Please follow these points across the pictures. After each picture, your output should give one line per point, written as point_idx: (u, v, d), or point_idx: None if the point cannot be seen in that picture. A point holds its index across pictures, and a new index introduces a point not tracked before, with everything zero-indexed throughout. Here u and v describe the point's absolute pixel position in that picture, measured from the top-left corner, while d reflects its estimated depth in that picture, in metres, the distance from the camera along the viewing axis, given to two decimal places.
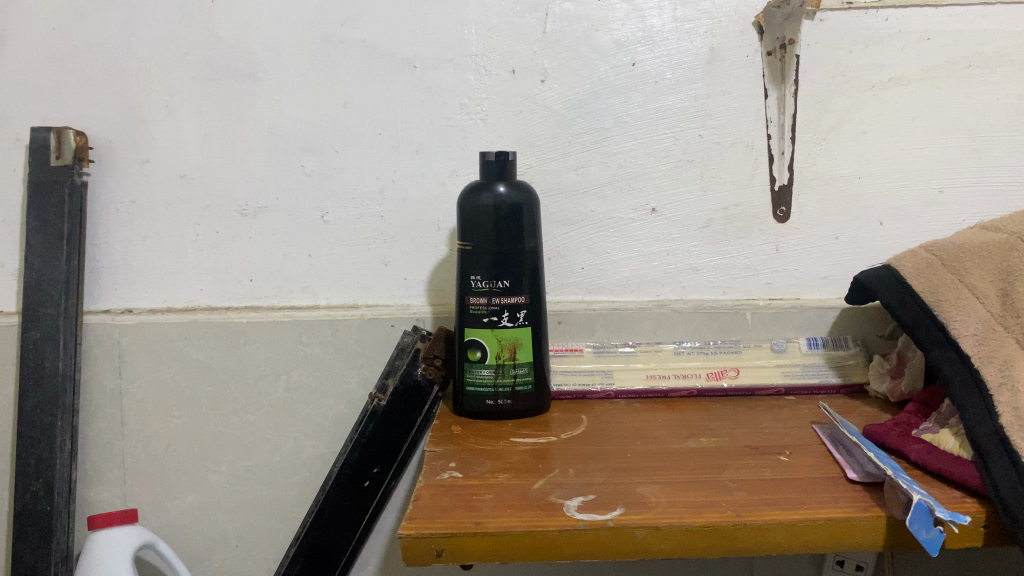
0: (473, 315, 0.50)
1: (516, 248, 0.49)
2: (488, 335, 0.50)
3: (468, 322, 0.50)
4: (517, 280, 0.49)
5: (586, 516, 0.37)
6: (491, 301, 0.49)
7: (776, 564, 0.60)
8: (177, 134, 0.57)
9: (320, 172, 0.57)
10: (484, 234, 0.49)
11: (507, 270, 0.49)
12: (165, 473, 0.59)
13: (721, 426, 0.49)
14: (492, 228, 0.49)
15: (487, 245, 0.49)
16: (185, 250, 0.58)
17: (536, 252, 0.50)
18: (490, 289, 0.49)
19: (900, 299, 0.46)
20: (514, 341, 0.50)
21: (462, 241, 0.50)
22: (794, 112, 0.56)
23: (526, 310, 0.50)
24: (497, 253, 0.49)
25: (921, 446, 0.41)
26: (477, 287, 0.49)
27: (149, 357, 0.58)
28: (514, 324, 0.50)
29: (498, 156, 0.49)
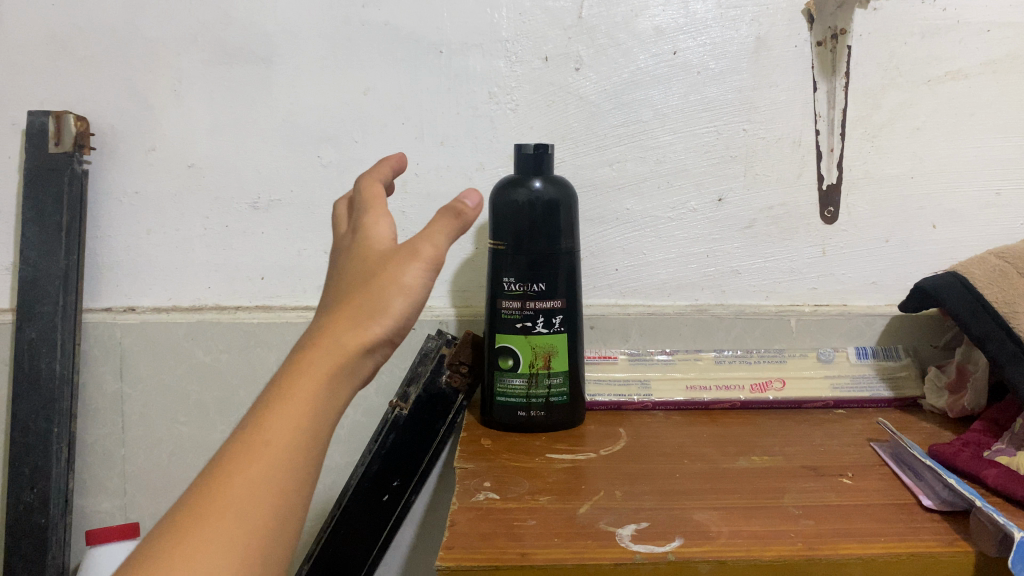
0: (504, 320, 0.46)
1: (552, 249, 0.45)
2: (520, 343, 0.46)
3: (500, 327, 0.46)
4: (552, 283, 0.46)
5: (643, 547, 0.34)
6: (525, 306, 0.46)
7: None
8: (187, 121, 0.53)
9: (338, 164, 0.53)
10: (517, 233, 0.45)
11: (542, 272, 0.45)
12: (169, 483, 0.55)
13: (771, 443, 0.46)
14: (526, 226, 0.45)
15: (520, 245, 0.45)
16: (193, 245, 0.54)
17: (573, 253, 0.47)
18: (524, 292, 0.46)
19: (970, 310, 0.42)
20: (549, 347, 0.46)
21: (494, 240, 0.46)
22: (845, 106, 0.53)
23: (562, 315, 0.46)
24: (531, 254, 0.45)
25: (999, 470, 0.38)
26: (510, 290, 0.46)
27: (153, 359, 0.54)
28: (549, 330, 0.46)
29: (535, 149, 0.45)
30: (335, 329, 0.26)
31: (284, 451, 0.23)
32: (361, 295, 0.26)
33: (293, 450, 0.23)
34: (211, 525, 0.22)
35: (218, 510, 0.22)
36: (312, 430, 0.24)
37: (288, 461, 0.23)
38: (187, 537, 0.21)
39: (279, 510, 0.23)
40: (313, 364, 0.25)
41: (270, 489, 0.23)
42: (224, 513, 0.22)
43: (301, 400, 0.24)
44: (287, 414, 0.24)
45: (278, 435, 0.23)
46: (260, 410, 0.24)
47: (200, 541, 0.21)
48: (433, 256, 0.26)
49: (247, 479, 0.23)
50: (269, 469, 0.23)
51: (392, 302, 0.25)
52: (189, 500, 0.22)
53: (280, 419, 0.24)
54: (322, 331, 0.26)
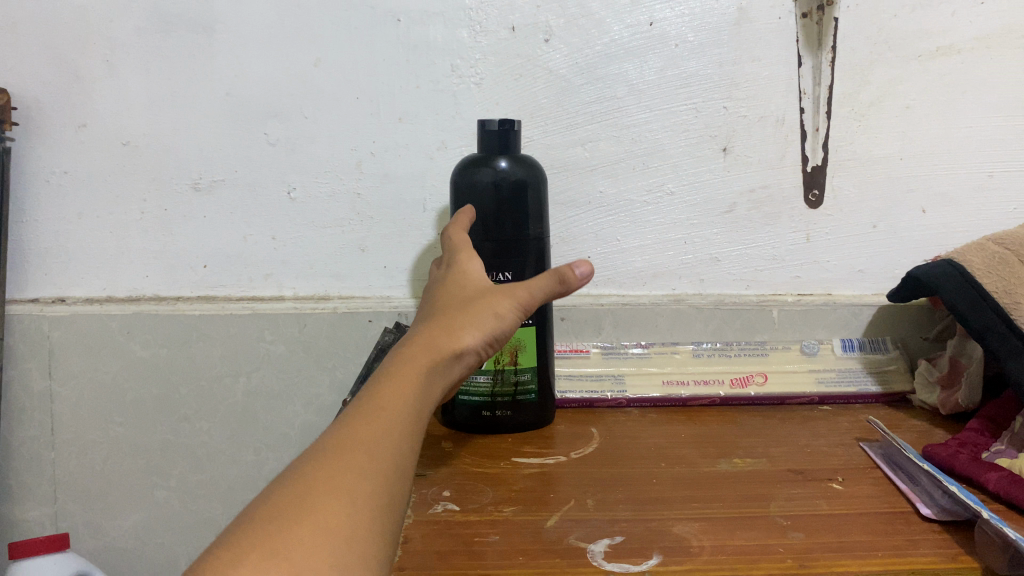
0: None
1: (519, 236, 0.42)
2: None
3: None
4: (519, 272, 0.42)
5: (617, 566, 0.30)
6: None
7: None
8: (120, 94, 0.48)
9: (287, 142, 0.49)
10: (481, 217, 0.41)
11: (508, 260, 0.42)
12: (105, 489, 0.51)
13: (753, 443, 0.42)
14: (490, 210, 0.41)
15: (484, 230, 0.41)
16: (128, 231, 0.49)
17: (542, 238, 0.43)
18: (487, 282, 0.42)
19: (969, 299, 0.39)
20: (515, 343, 0.43)
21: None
22: (831, 83, 0.49)
23: None
24: (497, 240, 0.41)
25: (1001, 474, 0.35)
26: None
27: (85, 355, 0.49)
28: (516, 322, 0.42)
29: (501, 125, 0.41)
30: (440, 329, 0.31)
31: (404, 408, 0.27)
32: (457, 316, 0.32)
33: (408, 410, 0.27)
34: (349, 459, 0.25)
35: (357, 446, 0.25)
36: (423, 402, 0.28)
37: (407, 420, 0.27)
38: (327, 466, 0.24)
39: (399, 456, 0.26)
40: (419, 355, 0.30)
41: (394, 440, 0.26)
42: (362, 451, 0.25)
43: (413, 376, 0.28)
44: (403, 385, 0.28)
45: (396, 399, 0.27)
46: (376, 384, 0.28)
47: (343, 469, 0.24)
48: (525, 301, 0.32)
49: (377, 430, 0.26)
50: (391, 423, 0.26)
51: (486, 313, 0.32)
52: (326, 444, 0.25)
53: (399, 388, 0.28)
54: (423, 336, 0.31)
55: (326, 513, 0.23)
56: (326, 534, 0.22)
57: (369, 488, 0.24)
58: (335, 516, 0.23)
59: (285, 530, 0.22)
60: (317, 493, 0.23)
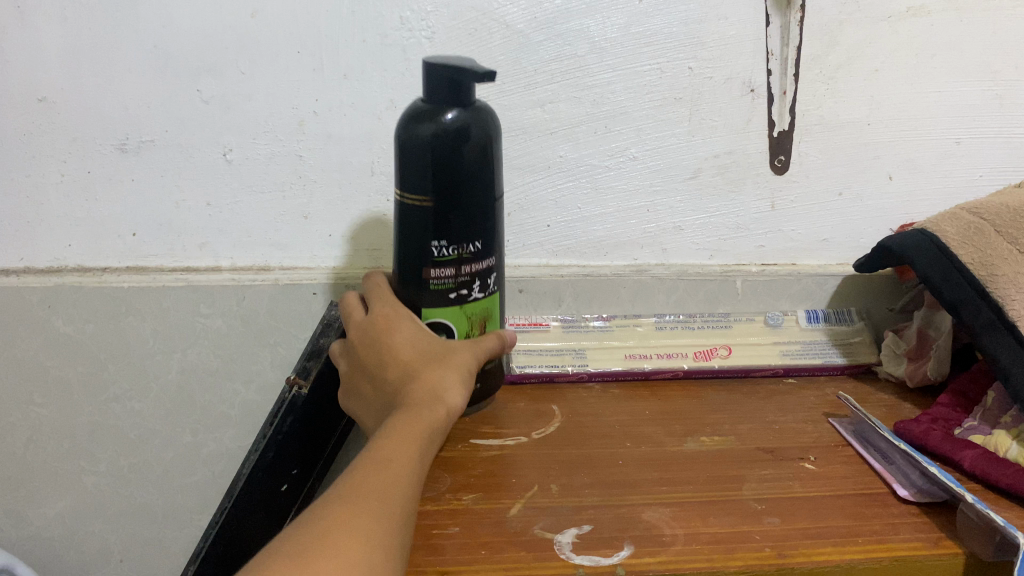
0: (436, 293, 0.38)
1: (488, 199, 0.37)
2: (457, 314, 0.39)
3: (427, 299, 0.38)
4: (486, 239, 0.38)
5: (587, 559, 0.28)
6: (461, 273, 0.38)
7: None
8: (33, 44, 0.43)
9: (221, 100, 0.45)
10: (447, 188, 0.35)
11: (478, 231, 0.37)
12: (28, 476, 0.48)
13: (720, 419, 0.41)
14: (459, 178, 0.35)
15: (453, 201, 0.36)
16: (47, 196, 0.45)
17: (498, 194, 0.39)
18: (457, 256, 0.37)
19: (941, 270, 0.38)
20: (483, 315, 0.40)
21: (410, 193, 0.36)
22: (800, 44, 0.47)
23: (495, 273, 0.39)
24: (467, 210, 0.36)
25: (977, 452, 0.34)
26: (440, 255, 0.37)
27: (2, 332, 0.46)
28: (482, 291, 0.39)
29: (465, 73, 0.34)
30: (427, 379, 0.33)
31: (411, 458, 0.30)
32: (429, 370, 0.34)
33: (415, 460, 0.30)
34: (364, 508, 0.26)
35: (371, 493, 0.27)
36: (418, 461, 0.30)
37: (406, 479, 0.29)
38: (345, 515, 0.26)
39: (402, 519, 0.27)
40: (412, 412, 0.32)
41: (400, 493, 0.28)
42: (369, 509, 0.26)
43: (409, 435, 0.30)
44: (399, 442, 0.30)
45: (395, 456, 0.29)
46: (376, 441, 0.30)
47: (346, 530, 0.25)
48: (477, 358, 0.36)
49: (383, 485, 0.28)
50: (396, 480, 0.28)
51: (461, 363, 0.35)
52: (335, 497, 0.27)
53: (402, 441, 0.30)
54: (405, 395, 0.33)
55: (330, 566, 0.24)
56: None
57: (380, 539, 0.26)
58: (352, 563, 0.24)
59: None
60: (315, 558, 0.24)
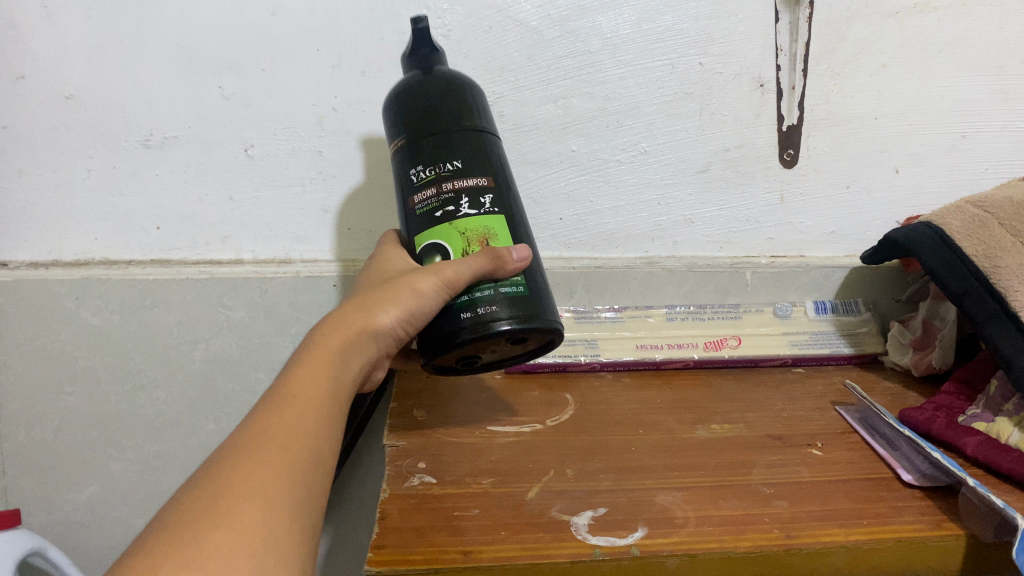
0: (423, 217, 0.35)
1: (460, 122, 0.36)
2: (452, 231, 0.34)
3: (418, 228, 0.35)
4: (469, 159, 0.35)
5: (602, 540, 0.29)
6: (442, 189, 0.34)
7: None
8: (60, 42, 0.44)
9: (243, 96, 0.46)
10: (415, 112, 0.36)
11: (449, 147, 0.35)
12: (55, 462, 0.49)
13: (729, 407, 0.42)
14: (424, 104, 0.36)
15: (418, 124, 0.36)
16: (74, 190, 0.46)
17: (489, 134, 0.37)
18: (436, 175, 0.35)
19: (945, 262, 0.39)
20: (484, 232, 0.34)
21: (394, 140, 0.37)
22: (808, 40, 0.48)
23: (494, 194, 0.35)
24: (435, 132, 0.35)
25: (979, 438, 0.35)
26: (418, 178, 0.35)
27: (29, 322, 0.47)
28: (482, 209, 0.34)
29: (417, 24, 0.38)
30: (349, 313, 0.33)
31: (314, 398, 0.29)
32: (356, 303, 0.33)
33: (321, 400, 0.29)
34: (263, 454, 0.26)
35: (271, 439, 0.27)
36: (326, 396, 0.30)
37: (307, 417, 0.28)
38: (245, 463, 0.25)
39: (306, 461, 0.27)
40: (324, 343, 0.31)
41: (299, 435, 0.27)
42: (275, 443, 0.27)
43: (319, 369, 0.30)
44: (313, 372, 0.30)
45: (304, 391, 0.29)
46: (286, 375, 0.30)
47: (247, 478, 0.25)
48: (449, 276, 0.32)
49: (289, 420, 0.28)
50: (295, 423, 0.28)
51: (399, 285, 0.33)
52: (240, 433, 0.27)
53: (307, 381, 0.30)
54: (325, 327, 0.32)
55: (241, 510, 0.24)
56: (241, 530, 0.23)
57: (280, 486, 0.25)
58: (252, 517, 0.24)
59: (206, 526, 0.23)
60: (218, 513, 0.24)
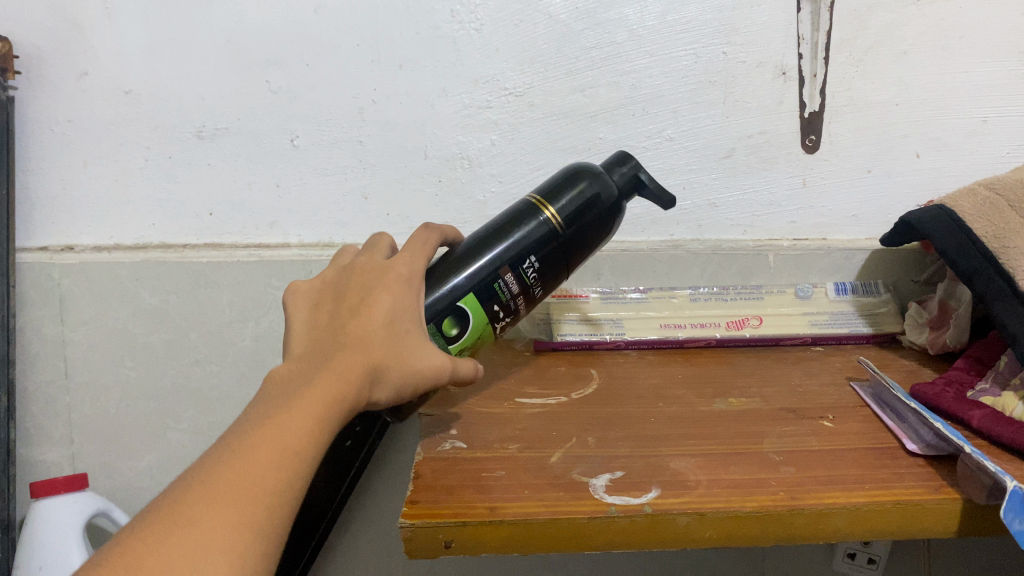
0: (490, 290, 0.37)
1: (574, 264, 0.39)
2: (481, 326, 0.37)
3: (480, 292, 0.36)
4: (541, 295, 0.39)
5: (617, 499, 0.32)
6: (515, 300, 0.37)
7: (788, 555, 0.57)
8: (121, 41, 0.48)
9: (288, 89, 0.49)
10: (580, 228, 0.38)
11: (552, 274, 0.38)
12: (119, 432, 0.53)
13: (748, 382, 0.44)
14: (586, 229, 0.38)
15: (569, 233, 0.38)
16: (132, 179, 0.50)
17: None
18: (529, 285, 0.38)
19: (956, 244, 0.41)
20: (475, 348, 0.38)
21: (548, 208, 0.38)
22: (829, 28, 0.49)
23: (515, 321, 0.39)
24: (565, 265, 0.39)
25: (984, 411, 0.36)
26: (524, 271, 0.37)
27: (95, 301, 0.51)
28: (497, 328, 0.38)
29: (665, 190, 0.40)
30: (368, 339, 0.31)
31: (313, 430, 0.27)
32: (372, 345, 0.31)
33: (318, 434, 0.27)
34: (248, 502, 0.24)
35: (258, 482, 0.25)
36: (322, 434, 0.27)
37: (303, 457, 0.26)
38: (226, 510, 0.24)
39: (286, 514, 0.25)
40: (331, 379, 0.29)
41: (290, 480, 0.26)
42: (250, 499, 0.24)
43: (329, 391, 0.28)
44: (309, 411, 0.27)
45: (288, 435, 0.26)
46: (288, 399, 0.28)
47: (227, 532, 0.23)
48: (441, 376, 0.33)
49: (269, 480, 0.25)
50: (288, 466, 0.26)
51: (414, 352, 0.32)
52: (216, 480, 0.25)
53: (306, 409, 0.27)
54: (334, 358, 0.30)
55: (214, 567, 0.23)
56: None
57: (255, 545, 0.24)
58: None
59: None
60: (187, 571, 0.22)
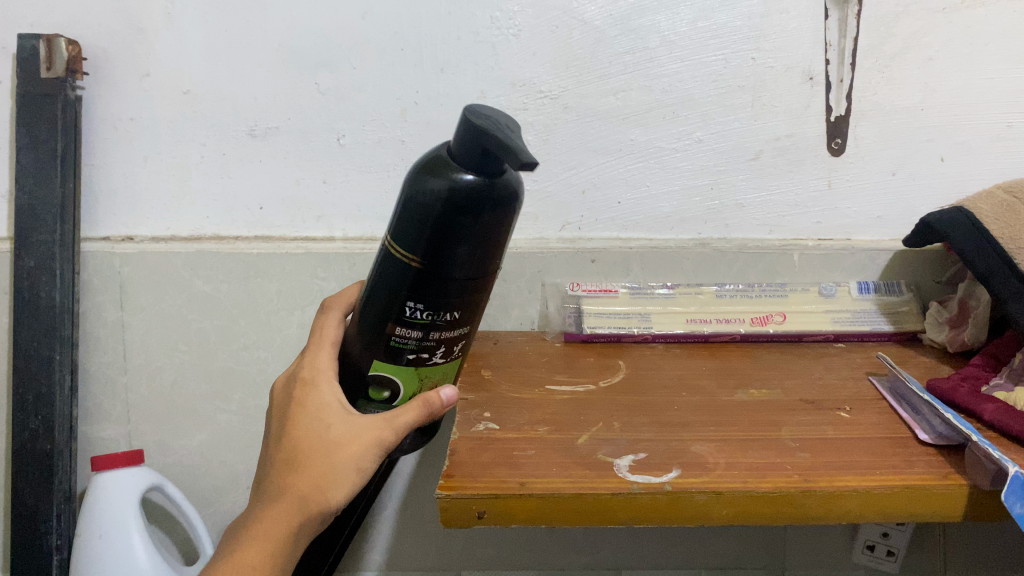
0: (393, 348, 0.34)
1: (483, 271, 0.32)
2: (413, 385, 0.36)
3: (386, 355, 0.34)
4: (431, 305, 0.32)
5: (640, 478, 0.34)
6: (428, 338, 0.33)
7: (810, 544, 0.58)
8: (180, 44, 0.51)
9: (336, 91, 0.52)
10: (466, 256, 0.30)
11: (461, 304, 0.32)
12: (172, 412, 0.56)
13: (769, 375, 0.46)
14: (477, 249, 0.30)
15: (456, 272, 0.31)
16: (189, 173, 0.53)
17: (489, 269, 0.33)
18: (432, 323, 0.33)
19: (974, 245, 0.42)
20: (438, 374, 0.36)
21: (403, 249, 0.31)
22: (857, 35, 0.51)
23: (466, 339, 0.35)
24: (437, 275, 0.31)
25: (996, 404, 0.38)
26: (416, 318, 0.33)
27: (152, 288, 0.54)
28: (441, 363, 0.35)
29: None
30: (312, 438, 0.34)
31: (276, 538, 0.32)
32: (300, 480, 0.33)
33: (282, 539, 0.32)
34: None
35: None
36: (285, 542, 0.32)
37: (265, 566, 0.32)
38: None
39: None
40: (268, 525, 0.32)
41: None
42: None
43: (284, 501, 0.33)
44: (254, 559, 0.32)
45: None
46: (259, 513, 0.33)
47: None
48: (392, 444, 0.34)
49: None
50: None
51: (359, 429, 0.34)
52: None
53: (270, 522, 0.32)
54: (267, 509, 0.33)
55: None
56: None
57: None
58: None
59: None
60: None
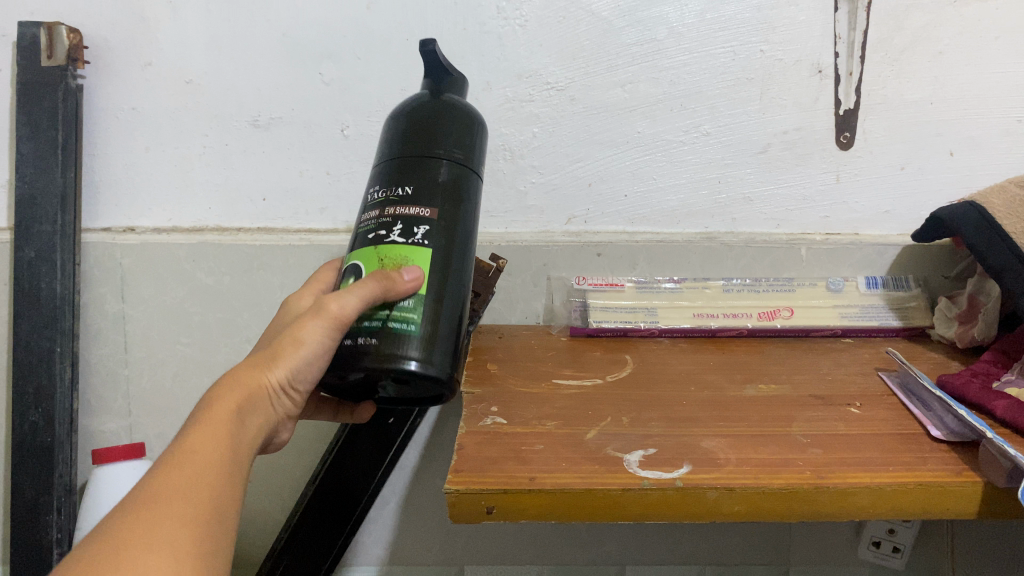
0: (362, 236, 0.36)
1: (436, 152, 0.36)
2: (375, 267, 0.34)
3: (357, 247, 0.36)
4: (392, 181, 0.36)
5: (650, 473, 0.33)
6: (385, 211, 0.35)
7: (816, 541, 0.58)
8: (183, 33, 0.50)
9: (340, 81, 0.51)
10: (420, 132, 0.37)
11: (413, 175, 0.36)
12: (174, 405, 0.56)
13: (778, 371, 0.46)
14: (428, 123, 0.37)
15: (407, 143, 0.37)
16: (191, 163, 0.52)
17: (453, 176, 0.36)
18: (387, 197, 0.36)
19: (986, 241, 0.42)
20: (401, 260, 0.34)
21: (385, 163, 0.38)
22: (867, 28, 0.51)
23: (430, 226, 0.35)
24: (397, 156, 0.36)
25: (1008, 401, 0.37)
26: (377, 198, 0.36)
27: (153, 280, 0.53)
28: (401, 245, 0.34)
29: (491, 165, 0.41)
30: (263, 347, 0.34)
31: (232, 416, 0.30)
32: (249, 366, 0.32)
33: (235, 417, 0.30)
34: (180, 475, 0.27)
35: (189, 462, 0.27)
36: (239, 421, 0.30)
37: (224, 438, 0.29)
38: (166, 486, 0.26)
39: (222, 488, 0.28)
40: (221, 404, 0.30)
41: (217, 454, 0.28)
42: (187, 478, 0.27)
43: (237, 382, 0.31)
44: (212, 432, 0.29)
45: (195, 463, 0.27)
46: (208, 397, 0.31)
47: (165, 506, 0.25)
48: (341, 318, 0.32)
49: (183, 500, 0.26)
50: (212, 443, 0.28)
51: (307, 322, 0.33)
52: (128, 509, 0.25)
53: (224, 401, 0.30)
54: (214, 396, 0.30)
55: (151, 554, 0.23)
56: None
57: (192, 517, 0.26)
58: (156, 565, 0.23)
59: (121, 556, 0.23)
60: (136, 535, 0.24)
